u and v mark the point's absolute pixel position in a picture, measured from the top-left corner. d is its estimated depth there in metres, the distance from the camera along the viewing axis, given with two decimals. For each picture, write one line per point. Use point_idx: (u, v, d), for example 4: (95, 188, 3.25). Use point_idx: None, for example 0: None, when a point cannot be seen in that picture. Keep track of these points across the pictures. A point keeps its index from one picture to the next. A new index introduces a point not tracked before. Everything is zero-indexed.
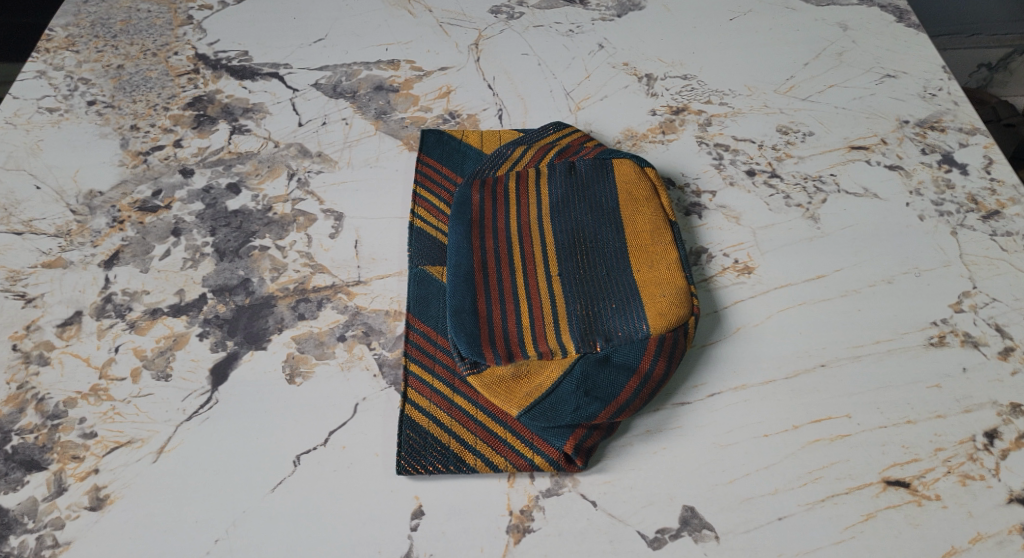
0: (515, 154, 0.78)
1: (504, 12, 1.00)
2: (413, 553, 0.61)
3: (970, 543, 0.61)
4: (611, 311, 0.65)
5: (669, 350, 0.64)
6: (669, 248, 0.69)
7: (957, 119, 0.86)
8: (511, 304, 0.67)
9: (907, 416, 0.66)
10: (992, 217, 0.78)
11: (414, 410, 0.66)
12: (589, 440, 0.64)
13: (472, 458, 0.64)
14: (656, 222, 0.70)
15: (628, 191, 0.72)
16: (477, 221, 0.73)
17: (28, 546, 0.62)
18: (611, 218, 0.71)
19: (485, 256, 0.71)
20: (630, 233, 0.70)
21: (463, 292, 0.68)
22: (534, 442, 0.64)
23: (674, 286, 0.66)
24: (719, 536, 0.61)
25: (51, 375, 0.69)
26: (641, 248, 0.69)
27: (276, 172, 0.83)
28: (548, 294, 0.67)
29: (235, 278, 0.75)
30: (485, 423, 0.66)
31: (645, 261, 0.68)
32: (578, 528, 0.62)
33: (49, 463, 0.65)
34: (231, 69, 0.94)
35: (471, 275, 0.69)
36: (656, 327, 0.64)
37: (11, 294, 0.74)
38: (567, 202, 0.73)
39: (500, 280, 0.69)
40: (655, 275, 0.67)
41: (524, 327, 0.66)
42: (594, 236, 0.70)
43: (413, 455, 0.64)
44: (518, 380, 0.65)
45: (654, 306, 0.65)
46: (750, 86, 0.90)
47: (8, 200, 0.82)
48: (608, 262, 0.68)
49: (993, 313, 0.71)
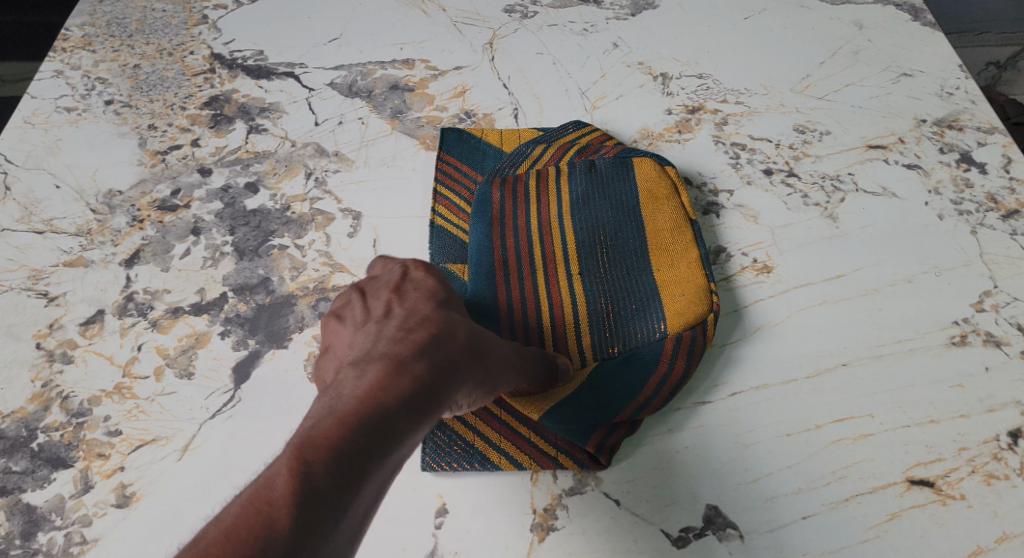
0: (535, 154, 0.79)
1: (517, 11, 1.00)
2: (437, 552, 0.62)
3: (996, 542, 0.61)
4: (629, 311, 0.67)
5: (688, 348, 0.65)
6: (688, 247, 0.70)
7: (975, 119, 0.86)
8: (531, 303, 0.69)
9: (930, 416, 0.66)
10: (1012, 217, 0.77)
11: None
12: (610, 438, 0.64)
13: (496, 456, 0.64)
14: (676, 221, 0.71)
15: (649, 190, 0.73)
16: (498, 218, 0.73)
17: (56, 543, 0.62)
18: (632, 216, 0.72)
19: (506, 254, 0.71)
20: (651, 232, 0.71)
21: (484, 289, 0.70)
22: (556, 441, 0.65)
23: (692, 286, 0.67)
24: (744, 536, 0.62)
25: (75, 373, 0.70)
26: (660, 246, 0.70)
27: (294, 171, 0.84)
28: (568, 293, 0.69)
29: (255, 277, 0.76)
30: (508, 420, 0.66)
31: (665, 260, 0.69)
32: (603, 527, 0.62)
33: (75, 461, 0.65)
34: (247, 69, 0.94)
35: (493, 272, 0.70)
36: (674, 327, 0.66)
37: (33, 292, 0.75)
38: (588, 199, 0.73)
39: (521, 278, 0.70)
40: (674, 275, 0.68)
41: (545, 329, 0.68)
42: (615, 235, 0.71)
43: (437, 452, 0.65)
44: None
45: (672, 306, 0.66)
46: (765, 85, 0.90)
47: (28, 200, 0.82)
48: (629, 262, 0.70)
49: (1015, 313, 0.71)
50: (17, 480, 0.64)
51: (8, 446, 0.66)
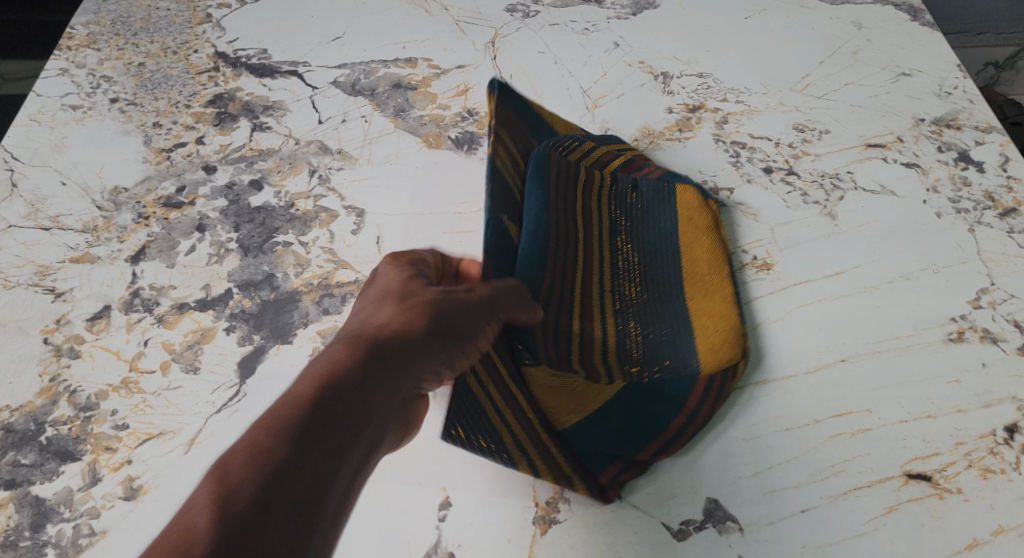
0: (586, 146, 0.78)
1: (519, 11, 1.00)
2: (441, 544, 0.63)
3: (992, 535, 0.62)
4: (661, 341, 0.68)
5: (716, 392, 0.66)
6: (722, 284, 0.72)
7: (973, 118, 0.87)
8: (569, 303, 0.67)
9: (927, 411, 0.67)
10: (1010, 215, 0.78)
11: (472, 382, 0.61)
12: (623, 475, 0.64)
13: (519, 458, 0.62)
14: (714, 255, 0.73)
15: (687, 220, 0.75)
16: (555, 194, 0.70)
17: (65, 534, 0.63)
18: (671, 248, 0.74)
19: (558, 231, 0.68)
20: (687, 265, 0.73)
21: (534, 262, 0.66)
22: (575, 466, 0.63)
23: (726, 324, 0.69)
24: (743, 528, 0.62)
25: (82, 367, 0.70)
26: (695, 281, 0.72)
27: (298, 169, 0.85)
28: (602, 308, 0.69)
29: (260, 273, 0.76)
30: (536, 421, 0.63)
31: (698, 294, 0.71)
32: (604, 520, 0.63)
33: (83, 454, 0.66)
34: (251, 67, 0.94)
35: (543, 252, 0.67)
36: (708, 366, 0.67)
37: (40, 288, 0.75)
38: (628, 221, 0.75)
39: (566, 270, 0.68)
40: (707, 310, 0.70)
41: (579, 336, 0.67)
42: (652, 263, 0.73)
43: (465, 427, 0.61)
44: (570, 387, 0.65)
45: (705, 341, 0.68)
46: (765, 84, 0.91)
47: (34, 196, 0.83)
48: (662, 292, 0.71)
49: (1012, 309, 0.72)
50: (26, 473, 0.65)
51: (17, 439, 0.67)
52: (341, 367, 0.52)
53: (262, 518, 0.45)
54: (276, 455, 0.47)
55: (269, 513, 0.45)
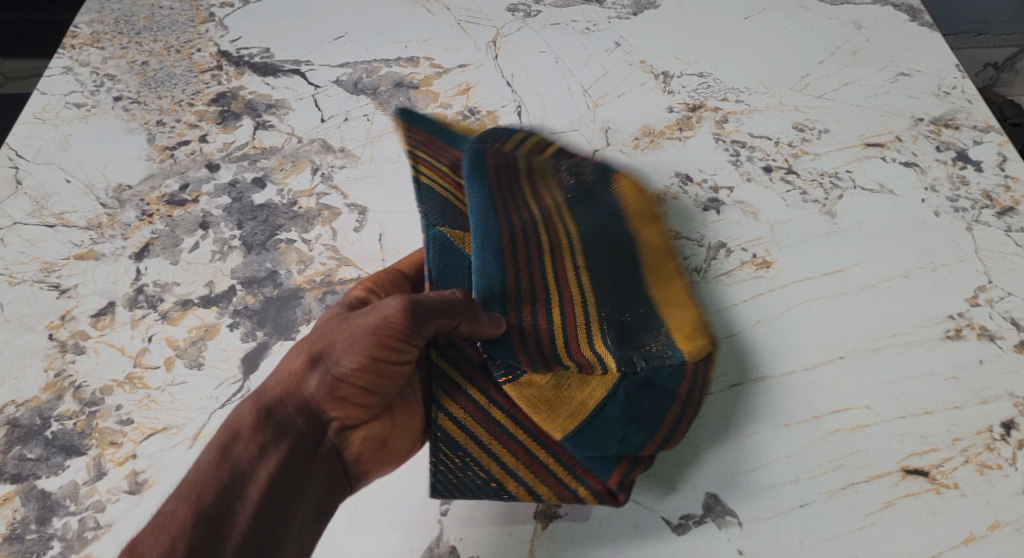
0: (520, 136, 0.80)
1: (521, 10, 1.01)
2: (442, 538, 0.63)
3: (988, 530, 0.62)
4: (643, 332, 0.66)
5: (699, 379, 0.65)
6: (676, 267, 0.72)
7: (972, 117, 0.87)
8: (541, 296, 0.66)
9: (925, 407, 0.67)
10: (1007, 214, 0.79)
11: (448, 420, 0.62)
12: (631, 474, 0.63)
13: (513, 486, 0.62)
14: (665, 242, 0.74)
15: (635, 207, 0.75)
16: (500, 190, 0.70)
17: (71, 527, 0.63)
18: (626, 231, 0.73)
19: (512, 229, 0.67)
20: (644, 248, 0.72)
21: (493, 271, 0.65)
22: (577, 471, 0.62)
23: (691, 309, 0.68)
24: (742, 523, 0.63)
25: (87, 363, 0.71)
26: (654, 266, 0.71)
27: (301, 167, 0.85)
28: (578, 290, 0.67)
29: (263, 270, 0.77)
30: (526, 444, 0.63)
31: (660, 280, 0.70)
32: (605, 514, 0.64)
33: (88, 448, 0.67)
34: (254, 66, 0.95)
35: (502, 247, 0.66)
36: (691, 354, 0.65)
37: (45, 284, 0.76)
38: (579, 205, 0.74)
39: (529, 261, 0.66)
40: (672, 295, 0.69)
41: (558, 332, 0.64)
42: (614, 245, 0.71)
43: (450, 479, 0.61)
44: (560, 395, 0.62)
45: (680, 328, 0.66)
46: (765, 83, 0.92)
47: (39, 193, 0.83)
48: (629, 271, 0.70)
49: (1009, 307, 0.72)
50: (32, 467, 0.66)
51: (23, 434, 0.67)
52: (238, 426, 0.57)
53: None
54: (184, 517, 0.52)
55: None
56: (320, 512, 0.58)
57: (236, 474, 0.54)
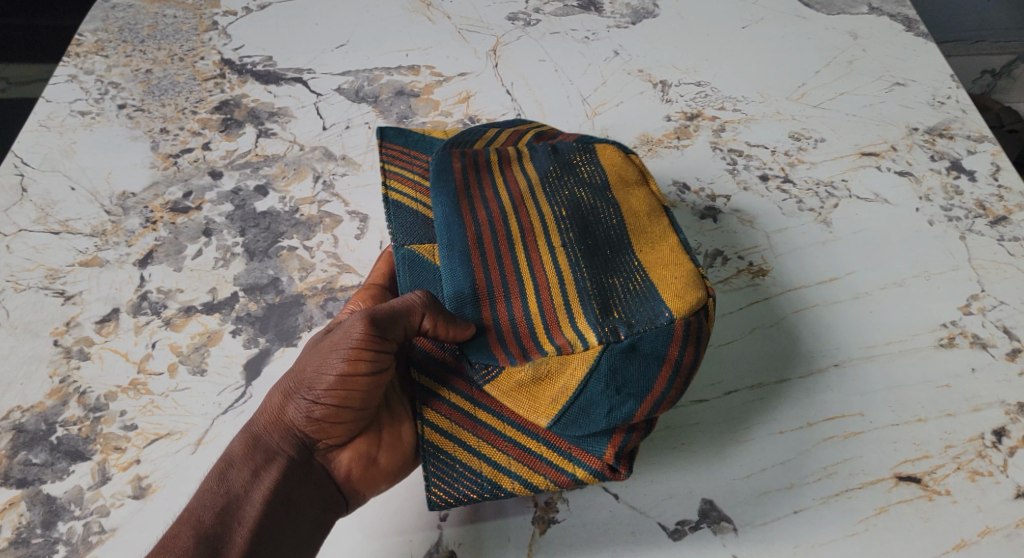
0: (490, 134, 0.76)
1: (521, 19, 1.02)
2: (441, 544, 0.64)
3: (979, 536, 0.63)
4: (627, 297, 0.62)
5: (694, 335, 0.61)
6: (668, 231, 0.66)
7: (965, 127, 0.88)
8: (515, 285, 0.65)
9: (918, 414, 0.68)
10: (1000, 223, 0.80)
11: (433, 431, 0.64)
12: (629, 443, 0.62)
13: (507, 482, 0.62)
14: (652, 206, 0.67)
15: (617, 173, 0.69)
16: (463, 190, 0.70)
17: (76, 532, 0.64)
18: (607, 197, 0.67)
19: (480, 230, 0.68)
20: (628, 213, 0.66)
21: (462, 274, 0.66)
22: (573, 453, 0.62)
23: (683, 268, 0.63)
24: (738, 528, 0.64)
25: (91, 369, 0.72)
26: (639, 229, 0.66)
27: (303, 174, 0.86)
28: (553, 269, 0.64)
29: (265, 277, 0.78)
30: (515, 438, 0.63)
31: (645, 243, 0.65)
32: (602, 520, 0.65)
33: (93, 453, 0.68)
34: (256, 74, 0.96)
35: (468, 252, 0.67)
36: (679, 311, 0.61)
37: (50, 291, 0.77)
38: (554, 175, 0.69)
39: (499, 255, 0.67)
40: (660, 257, 0.64)
41: (535, 318, 0.64)
42: (592, 213, 0.67)
43: (442, 486, 0.62)
44: (540, 383, 0.62)
45: (668, 289, 0.62)
46: (763, 92, 0.93)
47: (44, 201, 0.84)
48: (610, 240, 0.65)
49: (1001, 316, 0.73)
50: (38, 472, 0.67)
51: (28, 439, 0.68)
52: (230, 455, 0.61)
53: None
54: (187, 539, 0.57)
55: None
56: (320, 527, 0.62)
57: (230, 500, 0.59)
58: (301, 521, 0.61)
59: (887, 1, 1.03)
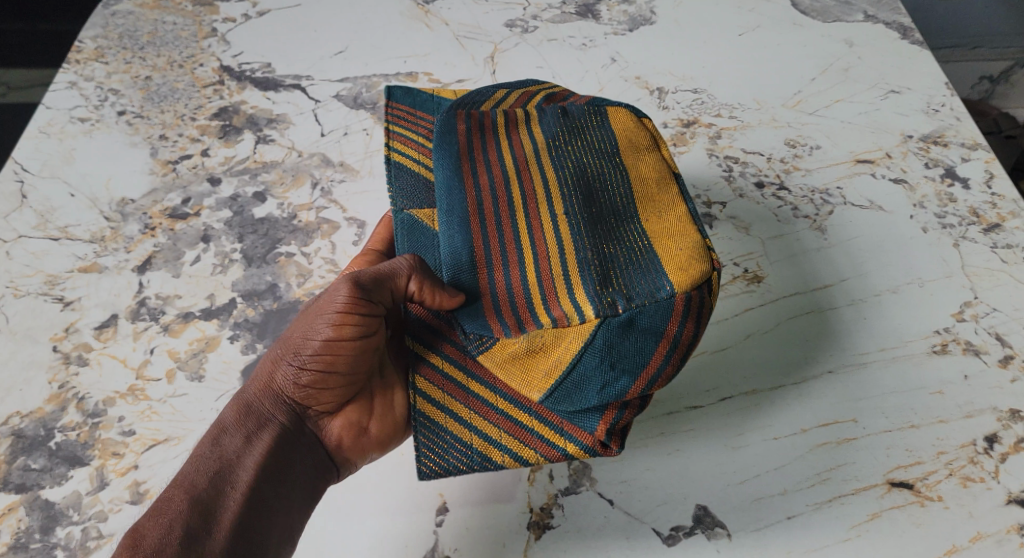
0: (499, 95, 0.74)
1: (518, 26, 1.03)
2: (437, 548, 0.65)
3: (970, 542, 0.64)
4: (629, 267, 0.60)
5: (695, 310, 0.59)
6: (677, 198, 0.63)
7: (959, 135, 0.89)
8: (514, 254, 0.63)
9: (911, 421, 0.69)
10: (993, 230, 0.80)
11: (425, 401, 0.63)
12: (621, 420, 0.61)
13: (498, 455, 0.62)
14: (662, 172, 0.65)
15: (628, 138, 0.66)
16: (466, 152, 0.68)
17: (74, 537, 0.65)
18: (614, 163, 0.65)
19: (480, 195, 0.66)
20: (636, 180, 0.64)
21: (460, 241, 0.64)
22: (564, 428, 0.62)
23: (690, 239, 0.60)
24: (731, 534, 0.65)
25: (90, 375, 0.72)
26: (646, 197, 0.63)
27: (301, 181, 0.87)
28: (554, 237, 0.62)
29: (263, 283, 0.78)
30: (506, 411, 0.63)
31: (652, 211, 0.62)
32: (596, 525, 0.65)
33: (91, 459, 0.68)
34: (255, 81, 0.97)
35: (468, 218, 0.65)
36: (681, 285, 0.59)
37: (50, 297, 0.78)
38: (561, 140, 0.67)
39: (499, 222, 0.65)
40: (667, 227, 0.61)
41: (533, 287, 0.62)
42: (598, 179, 0.64)
43: (433, 457, 0.62)
44: (534, 355, 0.61)
45: (671, 261, 0.60)
46: (759, 100, 0.93)
47: (44, 207, 0.85)
48: (615, 207, 0.63)
49: (994, 323, 0.74)
50: (36, 477, 0.67)
51: (27, 444, 0.69)
52: (222, 422, 0.63)
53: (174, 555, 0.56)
54: (181, 502, 0.58)
55: (182, 550, 0.56)
56: (311, 492, 0.63)
57: (223, 465, 0.60)
58: (293, 485, 0.62)
59: (883, 9, 1.03)
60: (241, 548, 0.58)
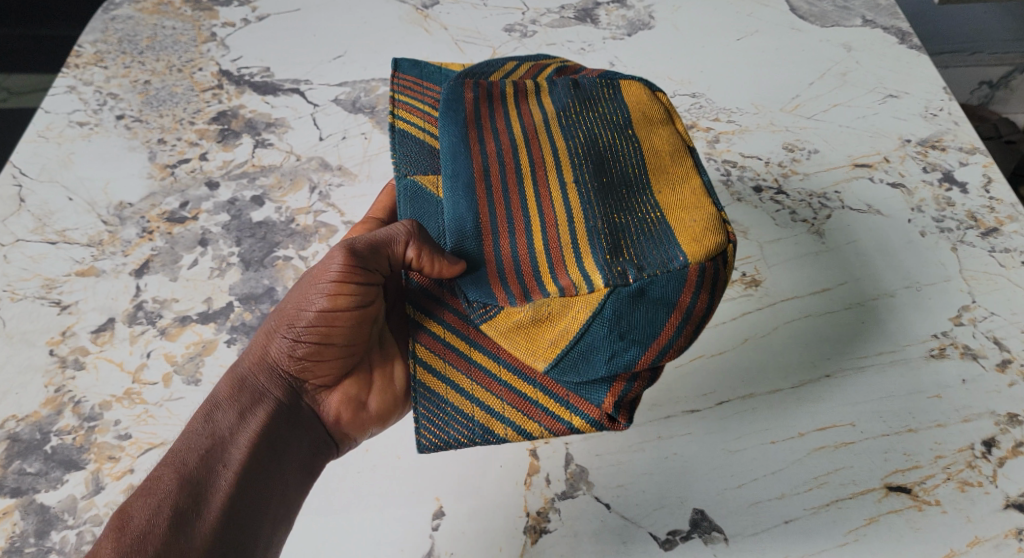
0: (508, 67, 0.73)
1: (517, 30, 1.03)
2: (434, 552, 0.65)
3: (968, 546, 0.64)
4: (641, 238, 0.59)
5: (709, 281, 0.58)
6: (690, 171, 0.62)
7: (957, 139, 0.89)
8: (521, 223, 0.63)
9: (908, 425, 0.69)
10: (991, 234, 0.80)
11: (428, 373, 0.64)
12: (630, 392, 0.60)
13: (501, 428, 0.62)
14: (676, 144, 0.64)
15: (640, 111, 0.65)
16: (473, 121, 0.68)
17: (69, 541, 0.65)
18: (627, 135, 0.64)
19: (486, 162, 0.66)
20: (648, 151, 0.63)
21: (465, 208, 0.64)
22: (570, 400, 0.62)
23: (704, 211, 0.59)
24: (729, 539, 0.64)
25: (86, 379, 0.72)
26: (659, 168, 0.62)
27: (298, 185, 0.87)
28: (562, 206, 0.62)
29: (260, 286, 0.78)
30: (510, 383, 0.63)
31: (665, 182, 0.61)
32: (593, 529, 0.65)
33: (86, 463, 0.68)
34: (254, 85, 0.97)
35: (473, 185, 0.65)
36: (694, 256, 0.58)
37: (47, 301, 0.77)
38: (573, 111, 0.66)
39: (506, 190, 0.64)
40: (680, 198, 0.60)
41: (539, 255, 0.61)
42: (609, 150, 0.63)
43: (435, 430, 0.62)
44: (540, 325, 0.61)
45: (685, 232, 0.58)
46: (757, 104, 0.93)
47: (42, 210, 0.85)
48: (626, 177, 0.62)
49: (992, 327, 0.74)
50: (32, 481, 0.67)
51: (23, 448, 0.69)
52: (216, 398, 0.63)
53: (162, 534, 0.55)
54: (170, 481, 0.58)
55: (172, 530, 0.55)
56: (306, 469, 0.63)
57: (215, 442, 0.60)
58: (288, 461, 0.62)
59: (882, 13, 1.03)
60: (234, 527, 0.57)
